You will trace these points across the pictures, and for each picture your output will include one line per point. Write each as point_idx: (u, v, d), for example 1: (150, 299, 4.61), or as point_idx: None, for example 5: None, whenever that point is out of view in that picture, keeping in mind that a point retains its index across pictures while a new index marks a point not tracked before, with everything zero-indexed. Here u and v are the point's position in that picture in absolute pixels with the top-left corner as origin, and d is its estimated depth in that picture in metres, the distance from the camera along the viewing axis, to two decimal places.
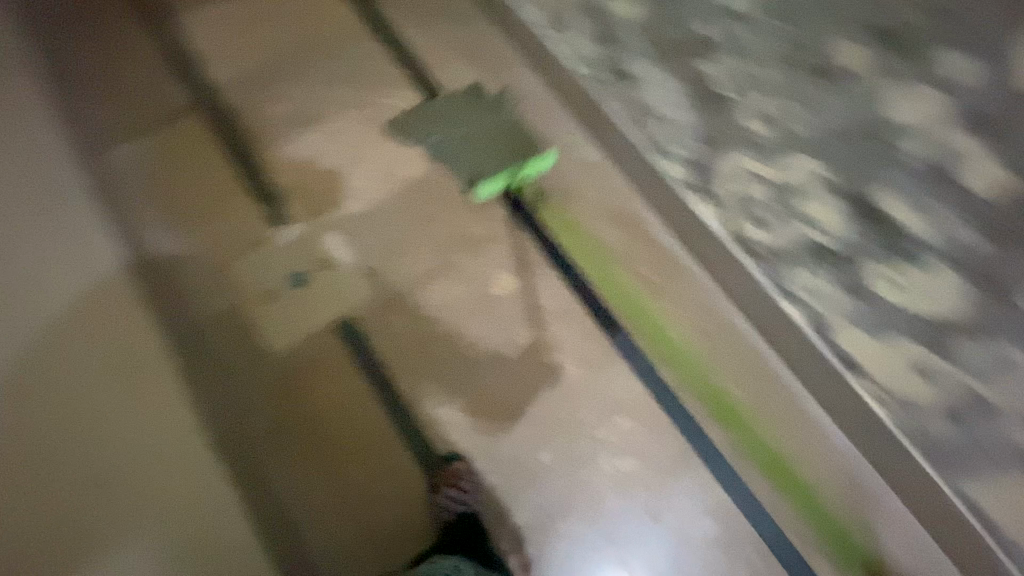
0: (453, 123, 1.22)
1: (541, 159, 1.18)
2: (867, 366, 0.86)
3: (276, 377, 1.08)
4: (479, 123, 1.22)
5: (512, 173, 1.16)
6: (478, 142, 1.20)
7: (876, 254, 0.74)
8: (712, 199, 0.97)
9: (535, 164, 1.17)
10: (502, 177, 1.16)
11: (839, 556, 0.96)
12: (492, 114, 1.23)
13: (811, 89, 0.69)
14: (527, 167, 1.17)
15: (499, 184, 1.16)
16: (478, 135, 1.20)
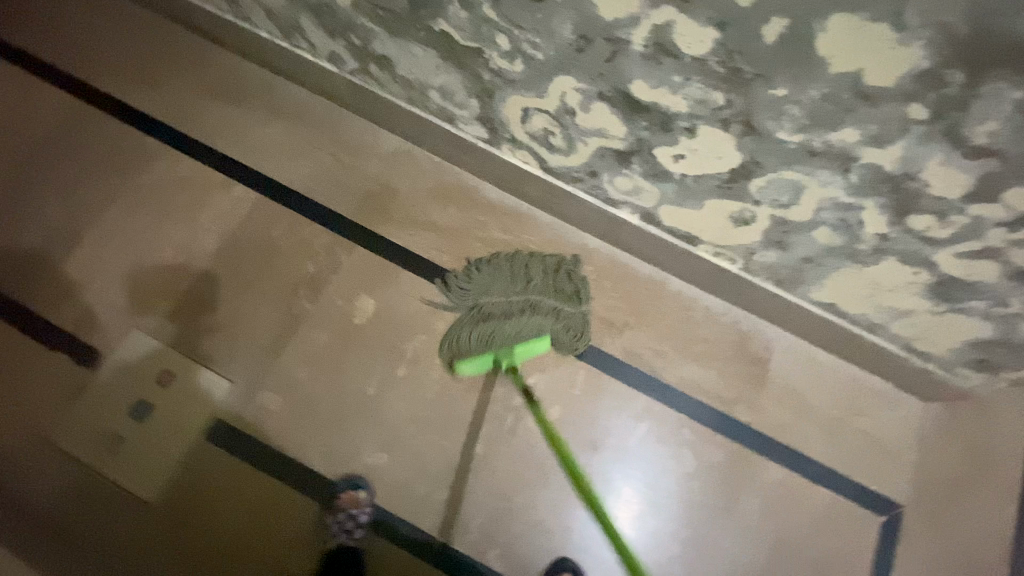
0: (508, 283, 1.02)
1: (529, 351, 1.00)
2: (700, 234, 0.97)
3: (151, 519, 0.93)
4: (513, 305, 1.01)
5: (504, 355, 0.98)
6: (496, 311, 1.00)
7: (657, 138, 0.80)
8: (519, 144, 1.01)
9: (526, 347, 0.99)
10: (487, 356, 0.99)
11: (753, 394, 1.07)
12: (531, 289, 1.02)
13: (535, 17, 0.72)
14: (517, 356, 0.99)
15: (480, 365, 1.00)
16: (509, 305, 1.01)
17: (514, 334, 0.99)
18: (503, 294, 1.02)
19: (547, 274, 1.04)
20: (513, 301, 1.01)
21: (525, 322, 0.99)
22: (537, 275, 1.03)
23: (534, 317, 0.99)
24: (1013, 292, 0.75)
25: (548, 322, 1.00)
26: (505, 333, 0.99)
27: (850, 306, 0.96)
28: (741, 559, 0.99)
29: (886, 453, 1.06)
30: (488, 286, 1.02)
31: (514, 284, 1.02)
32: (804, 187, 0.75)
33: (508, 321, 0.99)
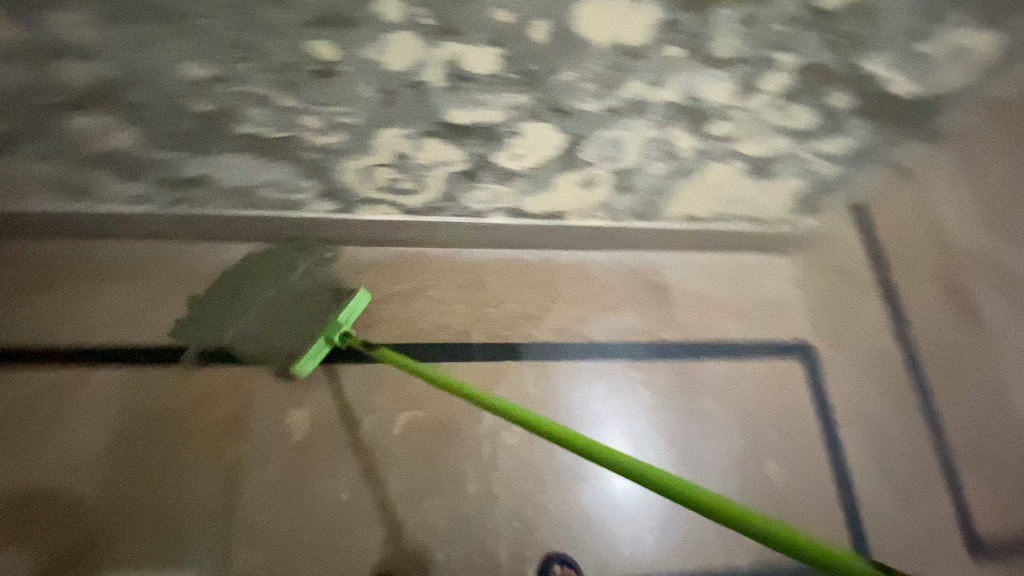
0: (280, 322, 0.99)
1: (352, 311, 0.99)
2: (564, 208, 1.07)
3: None
4: (288, 319, 0.99)
5: (330, 329, 0.97)
6: (286, 333, 0.98)
7: (491, 148, 0.87)
8: (372, 201, 1.02)
9: (350, 309, 0.99)
10: (319, 344, 0.97)
11: (668, 315, 1.20)
12: (282, 287, 1.01)
13: (334, 91, 0.74)
14: (342, 321, 0.98)
15: (320, 355, 0.98)
16: (279, 316, 0.99)
17: (311, 318, 0.99)
18: (293, 326, 0.99)
19: (280, 268, 1.04)
20: (296, 315, 0.99)
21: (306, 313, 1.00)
22: (271, 282, 1.02)
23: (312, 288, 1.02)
24: (804, 149, 0.93)
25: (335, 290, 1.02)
26: (306, 330, 0.98)
27: (702, 210, 1.11)
28: (725, 449, 1.12)
29: (780, 309, 1.25)
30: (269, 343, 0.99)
31: (291, 312, 0.99)
32: (623, 138, 0.86)
33: (288, 328, 0.99)
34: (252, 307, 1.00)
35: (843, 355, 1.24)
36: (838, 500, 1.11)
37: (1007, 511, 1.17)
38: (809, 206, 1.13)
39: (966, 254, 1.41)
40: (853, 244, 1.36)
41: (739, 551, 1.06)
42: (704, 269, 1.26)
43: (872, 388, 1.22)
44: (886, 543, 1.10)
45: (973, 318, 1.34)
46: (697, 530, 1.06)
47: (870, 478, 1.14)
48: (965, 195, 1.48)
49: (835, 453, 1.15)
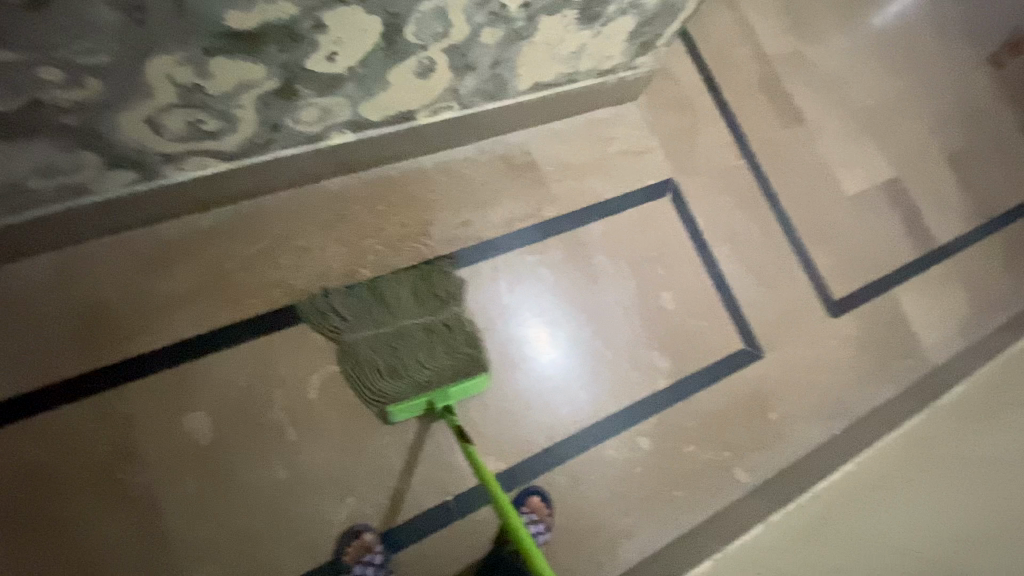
0: (422, 357, 1.00)
1: (469, 389, 1.01)
2: (409, 106, 0.97)
3: None
4: (415, 345, 1.00)
5: (438, 395, 0.98)
6: (414, 359, 0.99)
7: (300, 54, 0.74)
8: (181, 157, 0.84)
9: (464, 390, 1.00)
10: (420, 403, 0.97)
11: (546, 191, 1.21)
12: (426, 322, 1.03)
13: (59, 23, 0.56)
14: (454, 396, 0.99)
15: (415, 408, 0.98)
16: (412, 339, 1.01)
17: (443, 373, 1.00)
18: (433, 368, 1.00)
19: (417, 292, 1.04)
20: (437, 353, 1.01)
21: (447, 356, 1.02)
22: (404, 300, 1.03)
23: (464, 347, 1.03)
24: None
25: (471, 356, 1.03)
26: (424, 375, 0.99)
27: (547, 73, 1.07)
28: (627, 297, 1.21)
29: (643, 155, 1.31)
30: (386, 367, 0.98)
31: (437, 355, 1.01)
32: (444, 6, 0.77)
33: (415, 354, 1.00)
34: (382, 310, 1.01)
35: (703, 181, 1.35)
36: (725, 306, 1.28)
37: (845, 267, 1.42)
38: (646, 42, 1.13)
39: (780, 60, 1.55)
40: (690, 77, 1.43)
41: (660, 376, 1.19)
42: (567, 137, 1.26)
43: (731, 202, 1.36)
44: (765, 325, 1.30)
45: (796, 117, 1.51)
46: (622, 372, 1.16)
47: (744, 277, 1.31)
48: (771, 4, 1.59)
49: (714, 267, 1.30)
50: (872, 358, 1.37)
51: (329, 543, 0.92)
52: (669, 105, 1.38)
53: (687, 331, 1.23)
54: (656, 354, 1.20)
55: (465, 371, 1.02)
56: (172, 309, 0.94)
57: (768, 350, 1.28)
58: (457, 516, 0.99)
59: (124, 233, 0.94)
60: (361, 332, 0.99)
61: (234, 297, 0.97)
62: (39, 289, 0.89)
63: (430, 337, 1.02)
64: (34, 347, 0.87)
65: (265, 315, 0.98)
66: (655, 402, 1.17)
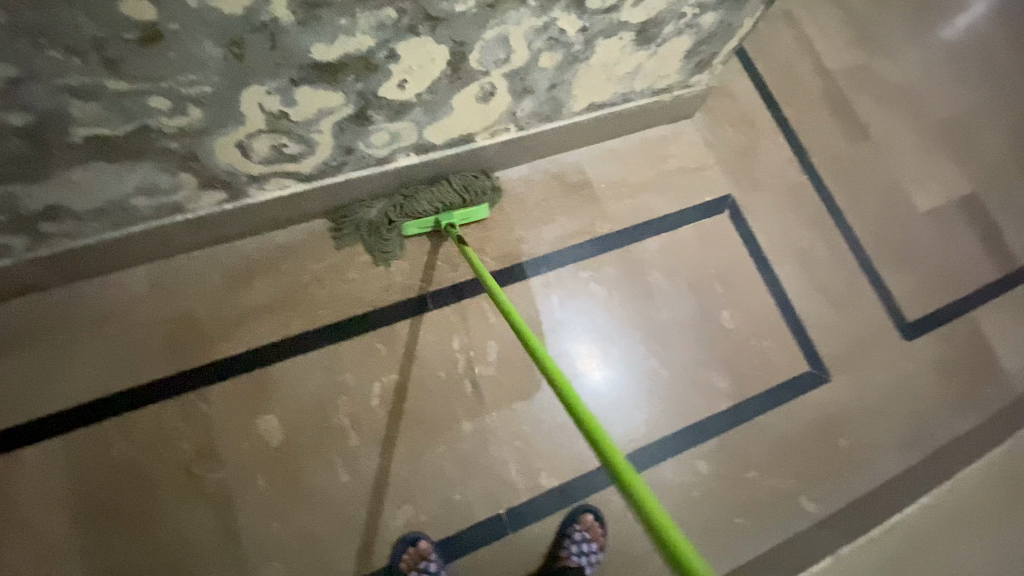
0: (426, 187, 1.09)
1: (471, 212, 1.12)
2: (470, 129, 1.01)
3: None
4: (422, 187, 1.08)
5: (446, 217, 1.08)
6: (418, 189, 1.08)
7: (373, 82, 0.79)
8: (264, 178, 0.91)
9: (465, 214, 1.11)
10: (428, 220, 1.09)
11: (600, 208, 1.22)
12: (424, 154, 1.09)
13: (171, 58, 0.64)
14: (457, 217, 1.10)
15: (425, 226, 1.09)
16: (416, 172, 1.08)
17: (446, 198, 1.09)
18: (436, 196, 1.08)
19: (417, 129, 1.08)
20: (440, 180, 1.10)
21: (444, 184, 1.10)
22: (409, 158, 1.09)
23: (459, 173, 1.11)
24: (683, 3, 0.91)
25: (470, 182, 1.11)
26: (427, 202, 1.08)
27: (602, 94, 1.09)
28: (682, 315, 1.19)
29: (700, 172, 1.30)
30: (394, 196, 1.07)
31: (437, 180, 1.10)
32: (506, 33, 0.81)
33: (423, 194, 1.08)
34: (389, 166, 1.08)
35: (762, 197, 1.32)
36: (787, 326, 1.23)
37: (920, 287, 1.34)
38: (701, 62, 1.13)
39: (843, 74, 1.50)
40: (747, 94, 1.41)
41: (719, 397, 1.15)
42: (621, 156, 1.27)
43: (793, 219, 1.32)
44: (832, 347, 1.24)
45: (862, 132, 1.46)
46: (678, 391, 1.14)
47: (808, 297, 1.26)
48: (834, 19, 1.56)
49: (776, 285, 1.25)
50: (953, 385, 1.27)
51: (386, 549, 0.95)
52: (726, 122, 1.37)
53: (746, 351, 1.19)
54: (714, 374, 1.16)
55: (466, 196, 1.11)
56: (249, 318, 1.01)
57: (835, 374, 1.22)
58: (510, 530, 1.00)
59: (211, 248, 1.03)
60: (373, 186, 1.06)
61: (304, 307, 1.04)
62: (138, 298, 0.98)
63: (436, 182, 1.09)
64: (131, 349, 0.96)
65: (331, 325, 1.04)
66: (713, 423, 1.13)
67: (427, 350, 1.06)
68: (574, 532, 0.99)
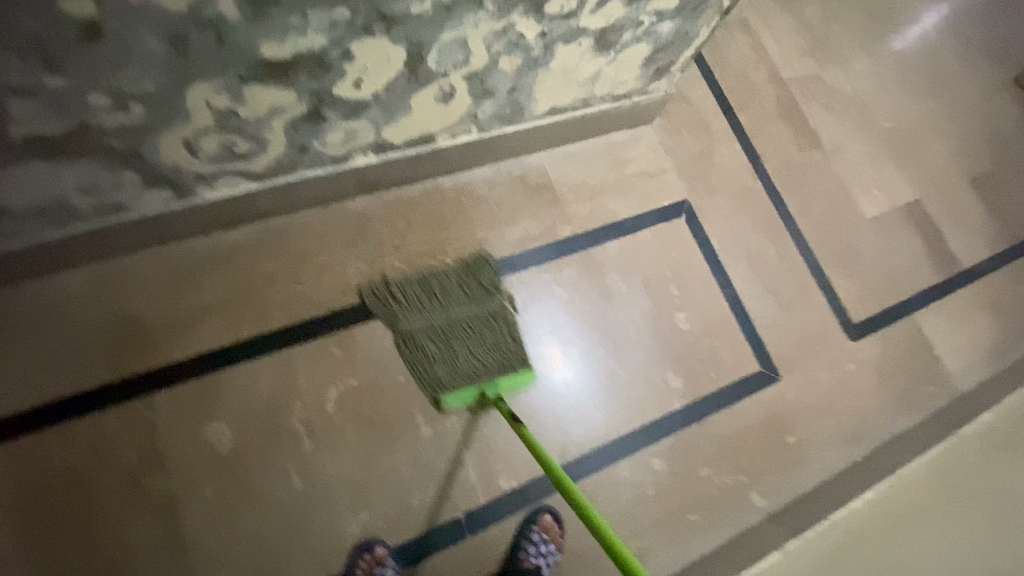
0: (476, 351, 1.05)
1: (516, 381, 1.05)
2: (429, 130, 1.00)
3: None
4: (469, 335, 1.05)
5: (490, 386, 1.03)
6: (467, 349, 1.04)
7: (328, 82, 0.78)
8: (213, 177, 0.88)
9: (512, 381, 1.04)
10: (472, 390, 1.02)
11: (562, 212, 1.23)
12: (475, 314, 1.08)
13: (110, 54, 0.61)
14: (504, 388, 1.04)
15: (468, 395, 1.02)
16: (467, 331, 1.05)
17: (495, 363, 1.05)
18: (483, 362, 1.04)
19: (464, 284, 1.09)
20: (488, 342, 1.06)
21: (495, 348, 1.06)
22: (455, 291, 1.08)
23: (511, 340, 1.07)
24: (640, 11, 0.93)
25: (517, 348, 1.07)
26: (475, 366, 1.04)
27: (564, 98, 1.10)
28: (641, 317, 1.21)
29: (659, 177, 1.33)
30: (441, 355, 1.03)
31: (487, 341, 1.06)
32: (465, 36, 0.80)
33: (468, 346, 1.05)
34: (435, 301, 1.06)
35: (718, 202, 1.36)
36: (740, 327, 1.27)
37: (864, 289, 1.41)
38: (659, 68, 1.15)
39: (796, 83, 1.56)
40: (706, 100, 1.45)
41: (674, 397, 1.18)
42: (583, 159, 1.28)
43: (747, 224, 1.37)
44: (782, 347, 1.29)
45: (813, 140, 1.51)
46: (635, 392, 1.16)
47: (760, 299, 1.31)
48: (788, 30, 1.61)
49: (730, 289, 1.29)
50: (893, 382, 1.34)
51: (341, 556, 0.94)
52: (685, 128, 1.40)
53: (701, 352, 1.23)
54: (669, 374, 1.19)
55: (514, 364, 1.06)
56: (198, 322, 0.98)
57: (784, 373, 1.27)
58: (468, 532, 1.00)
59: (157, 248, 0.98)
60: (419, 316, 1.05)
61: (257, 310, 1.01)
62: (76, 301, 0.93)
63: (487, 336, 1.06)
64: (68, 355, 0.91)
65: (286, 328, 1.01)
66: (669, 422, 1.16)
67: (386, 354, 1.04)
68: (532, 533, 1.00)
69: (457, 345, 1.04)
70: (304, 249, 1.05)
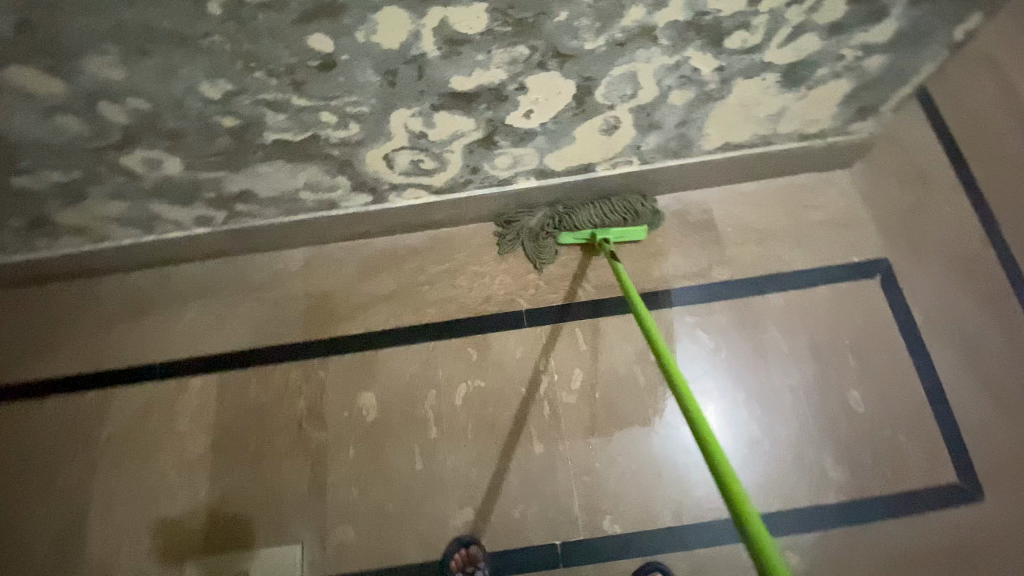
0: (590, 211, 1.13)
1: (625, 234, 1.13)
2: (591, 159, 1.04)
3: None
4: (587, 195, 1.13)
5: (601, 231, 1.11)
6: (582, 209, 1.13)
7: (502, 110, 0.86)
8: (402, 187, 1.04)
9: (622, 233, 1.13)
10: (584, 233, 1.13)
11: (720, 253, 1.15)
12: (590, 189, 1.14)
13: (340, 82, 0.77)
14: (614, 236, 1.13)
15: (581, 236, 1.14)
16: (582, 202, 1.13)
17: (608, 212, 1.13)
18: (598, 216, 1.13)
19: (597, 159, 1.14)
20: (602, 200, 1.13)
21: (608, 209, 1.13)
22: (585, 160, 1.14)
23: (624, 202, 1.13)
24: (842, 44, 0.83)
25: (630, 205, 1.13)
26: (589, 220, 1.13)
27: (739, 135, 1.03)
28: (799, 384, 1.06)
29: (849, 228, 1.16)
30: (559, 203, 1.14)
31: (602, 200, 1.13)
32: (635, 71, 0.82)
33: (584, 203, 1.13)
34: None
35: (928, 267, 1.12)
36: (938, 424, 1.02)
37: None
38: (864, 106, 1.01)
39: None
40: (927, 146, 1.22)
41: (829, 487, 1.00)
42: (755, 201, 1.18)
43: (967, 298, 1.10)
44: (997, 462, 1.00)
45: None
46: (778, 468, 1.01)
47: (974, 395, 1.04)
48: None
49: (929, 374, 1.05)
50: None
51: (441, 544, 1.00)
52: (893, 176, 1.20)
53: (875, 442, 1.02)
54: (826, 458, 1.02)
55: (626, 217, 1.13)
56: (369, 305, 1.15)
57: (999, 498, 0.98)
58: (562, 563, 0.98)
59: (351, 240, 1.19)
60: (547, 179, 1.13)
61: (415, 304, 1.15)
62: (291, 274, 1.18)
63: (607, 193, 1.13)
64: (278, 315, 1.15)
65: (435, 323, 1.13)
66: (816, 514, 0.98)
67: (515, 364, 1.10)
68: None
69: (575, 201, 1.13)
70: (463, 257, 1.17)
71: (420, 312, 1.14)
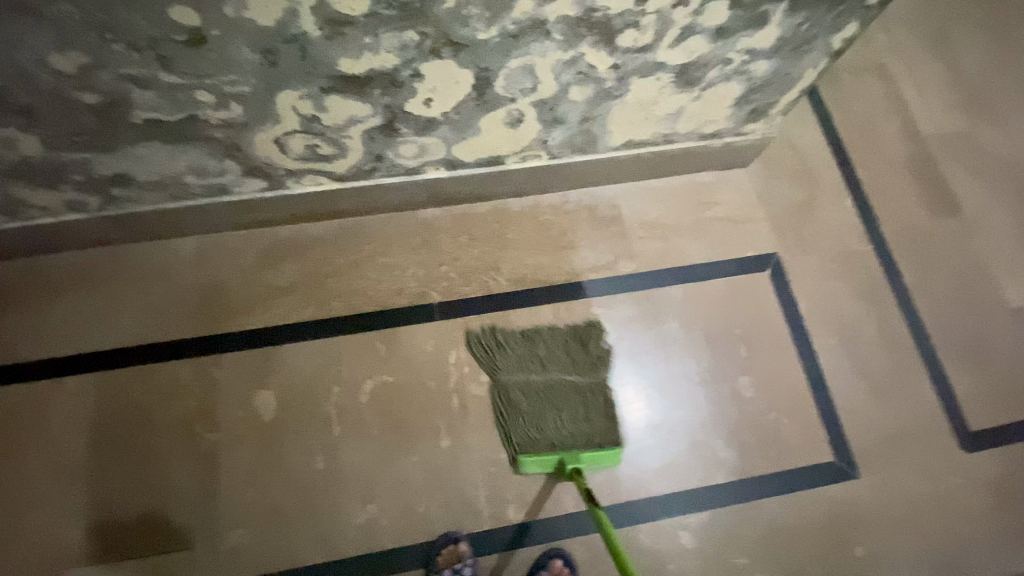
0: (566, 417, 1.05)
1: (598, 459, 1.02)
2: (499, 151, 1.03)
3: None
4: (569, 408, 1.06)
5: (572, 459, 1.00)
6: (561, 423, 1.05)
7: (399, 97, 0.84)
8: (300, 173, 0.99)
9: (595, 459, 1.02)
10: (552, 458, 1.01)
11: (627, 247, 1.18)
12: (578, 383, 1.08)
13: (214, 59, 0.72)
14: (585, 462, 1.01)
15: (548, 463, 1.01)
16: (561, 395, 1.06)
17: (580, 440, 1.04)
18: (572, 436, 1.04)
19: (570, 348, 1.10)
20: (575, 414, 1.05)
21: (582, 427, 1.05)
22: (563, 355, 1.09)
23: (599, 417, 1.06)
24: (728, 48, 0.87)
25: (596, 422, 1.05)
26: (564, 441, 1.03)
27: (642, 132, 1.06)
28: (695, 372, 1.12)
29: (745, 225, 1.22)
30: (534, 410, 1.05)
31: (566, 407, 1.06)
32: (532, 64, 0.82)
33: (561, 414, 1.05)
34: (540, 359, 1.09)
35: (813, 261, 1.21)
36: (817, 407, 1.11)
37: (990, 392, 1.16)
38: (755, 108, 1.06)
39: (937, 139, 1.35)
40: (816, 149, 1.31)
41: (718, 468, 1.06)
42: (661, 197, 1.22)
43: (845, 291, 1.20)
44: (865, 440, 1.10)
45: (951, 207, 1.29)
46: (674, 452, 1.07)
47: (848, 379, 1.13)
48: (936, 81, 1.41)
49: (810, 360, 1.14)
50: (1015, 516, 1.08)
51: (344, 542, 0.97)
52: (786, 176, 1.27)
53: (762, 425, 1.09)
54: (716, 441, 1.08)
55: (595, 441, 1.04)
56: (270, 298, 1.09)
57: (866, 472, 1.08)
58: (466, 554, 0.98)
59: (251, 230, 1.12)
60: (520, 374, 1.07)
61: (320, 297, 1.10)
62: (182, 265, 1.10)
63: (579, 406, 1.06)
64: (167, 308, 1.07)
65: (340, 317, 1.09)
66: (706, 494, 1.04)
67: (424, 359, 1.08)
68: None
69: (548, 409, 1.05)
70: (372, 249, 1.13)
71: (325, 305, 1.10)
